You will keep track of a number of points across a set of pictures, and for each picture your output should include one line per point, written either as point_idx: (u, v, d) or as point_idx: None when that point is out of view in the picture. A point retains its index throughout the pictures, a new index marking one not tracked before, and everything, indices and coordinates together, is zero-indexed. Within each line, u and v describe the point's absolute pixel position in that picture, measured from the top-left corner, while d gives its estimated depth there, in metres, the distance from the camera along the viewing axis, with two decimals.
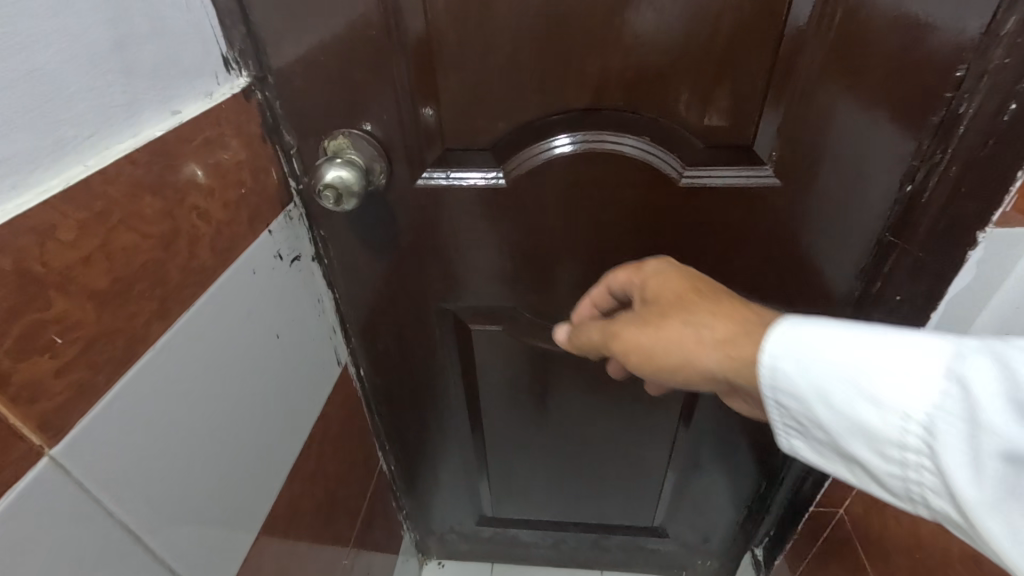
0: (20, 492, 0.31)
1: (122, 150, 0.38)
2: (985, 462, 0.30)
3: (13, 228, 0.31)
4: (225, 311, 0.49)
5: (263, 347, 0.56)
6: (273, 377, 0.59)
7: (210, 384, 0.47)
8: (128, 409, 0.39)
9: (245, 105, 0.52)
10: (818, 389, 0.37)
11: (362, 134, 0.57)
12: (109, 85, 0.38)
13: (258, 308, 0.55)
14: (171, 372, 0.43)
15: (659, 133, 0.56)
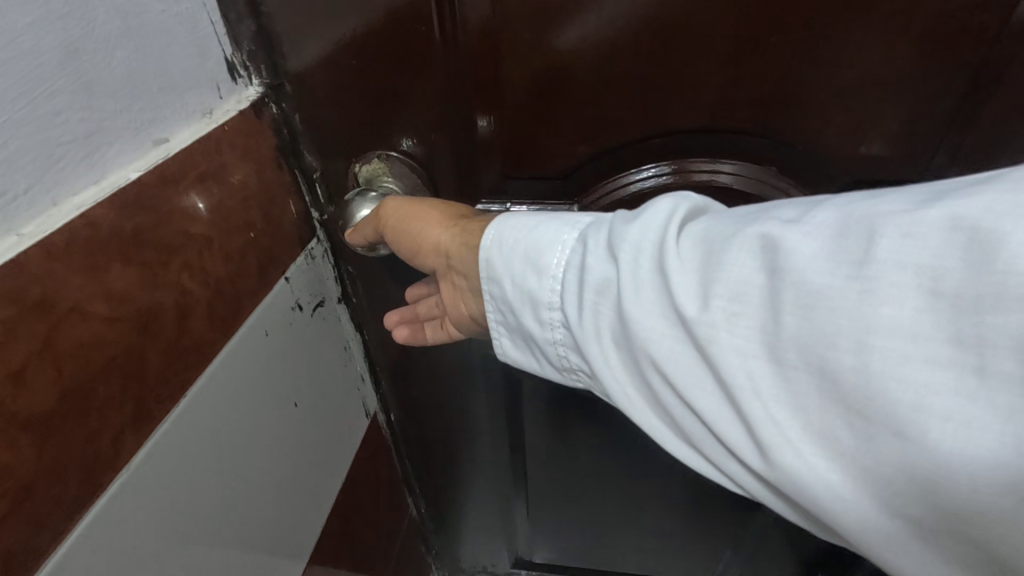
0: None
1: (78, 204, 0.27)
2: (608, 321, 0.33)
3: None
4: (229, 394, 0.38)
5: (277, 422, 0.45)
6: (289, 453, 0.48)
7: (210, 492, 0.37)
8: (90, 563, 0.28)
9: (258, 124, 0.40)
10: (517, 266, 0.37)
11: (403, 160, 0.45)
12: (58, 115, 0.26)
13: (272, 377, 0.44)
14: (152, 493, 0.32)
15: (792, 163, 0.43)
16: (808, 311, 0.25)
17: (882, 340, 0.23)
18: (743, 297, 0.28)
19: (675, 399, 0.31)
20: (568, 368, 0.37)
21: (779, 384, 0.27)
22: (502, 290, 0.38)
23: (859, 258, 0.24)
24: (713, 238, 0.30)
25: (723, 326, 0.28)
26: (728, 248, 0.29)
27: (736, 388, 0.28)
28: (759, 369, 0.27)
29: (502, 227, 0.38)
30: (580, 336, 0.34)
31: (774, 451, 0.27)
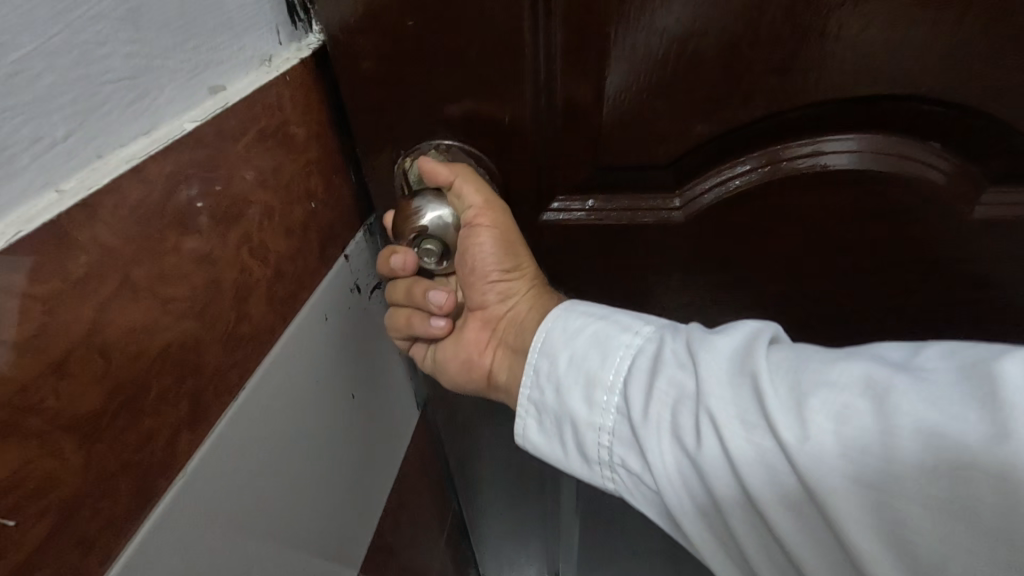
0: None
1: (129, 160, 0.22)
2: (674, 421, 0.28)
3: None
4: (286, 391, 0.33)
5: (331, 424, 0.40)
6: (342, 460, 0.43)
7: (261, 507, 0.32)
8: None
9: (318, 80, 0.35)
10: (576, 343, 0.33)
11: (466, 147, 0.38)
12: (103, 47, 0.21)
13: (327, 373, 0.39)
14: (214, 500, 0.27)
15: (941, 129, 0.37)
16: (917, 435, 0.21)
17: (991, 456, 0.20)
18: (840, 414, 0.23)
19: (738, 512, 0.26)
20: (606, 463, 0.31)
21: (871, 488, 0.22)
22: (555, 368, 0.34)
23: (972, 407, 0.21)
24: (798, 358, 0.26)
25: (821, 437, 0.23)
26: (816, 365, 0.25)
27: (826, 499, 0.22)
28: (852, 476, 0.22)
29: (571, 315, 0.35)
30: (638, 413, 0.29)
31: (859, 549, 0.22)
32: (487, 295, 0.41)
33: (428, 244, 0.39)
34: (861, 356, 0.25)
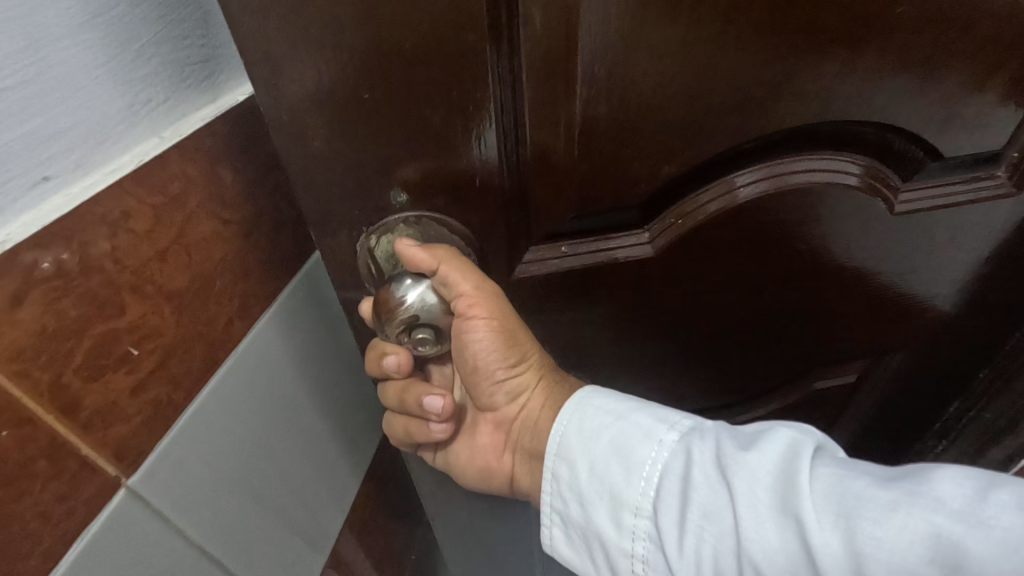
0: (97, 530, 0.26)
1: (201, 120, 0.32)
2: (709, 552, 0.30)
3: (79, 217, 0.25)
4: (303, 343, 0.40)
5: (344, 393, 0.47)
6: (356, 431, 0.49)
7: (278, 447, 0.38)
8: (179, 472, 0.30)
9: None
10: (595, 453, 0.36)
11: (434, 224, 0.37)
12: (186, 40, 0.31)
13: (342, 345, 0.46)
14: (243, 403, 0.35)
15: (870, 145, 0.43)
16: None
17: None
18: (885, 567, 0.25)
19: None
20: None
21: None
22: (575, 478, 0.36)
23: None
24: (840, 484, 0.27)
25: None
26: (858, 503, 0.26)
27: None
28: None
29: (585, 409, 0.38)
30: (670, 541, 0.31)
31: None
32: (496, 393, 0.43)
33: (419, 333, 0.37)
34: (904, 486, 0.26)
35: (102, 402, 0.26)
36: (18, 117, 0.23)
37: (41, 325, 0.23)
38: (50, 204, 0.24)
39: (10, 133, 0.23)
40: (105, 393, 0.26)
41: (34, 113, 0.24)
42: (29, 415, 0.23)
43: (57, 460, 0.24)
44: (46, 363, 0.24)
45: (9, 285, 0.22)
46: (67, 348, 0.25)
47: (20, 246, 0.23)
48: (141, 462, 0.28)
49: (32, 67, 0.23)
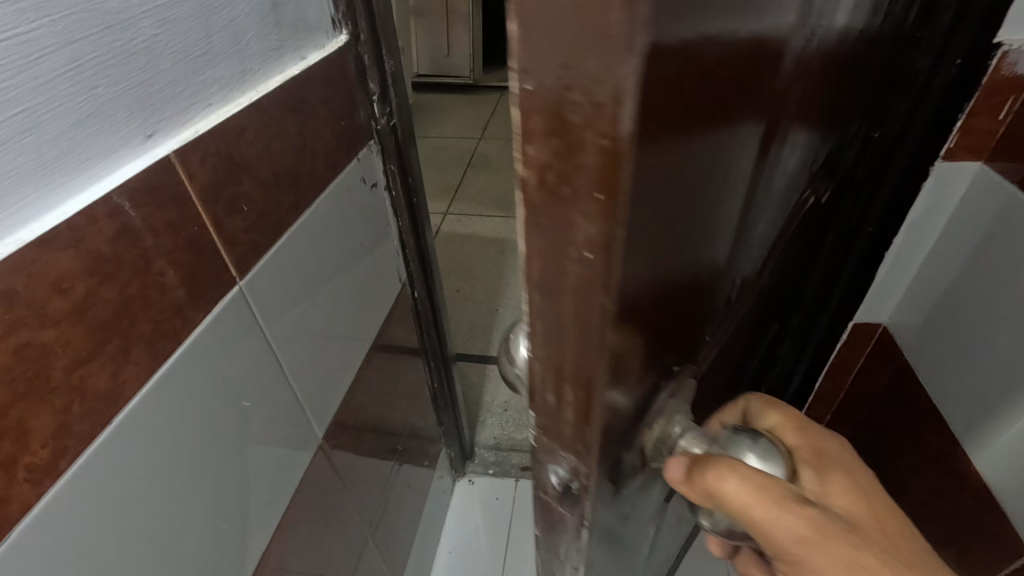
0: (227, 301, 0.48)
1: (276, 83, 0.54)
2: None
3: (224, 124, 0.46)
4: (322, 233, 0.65)
5: (336, 282, 0.70)
6: (339, 314, 0.72)
7: (304, 295, 0.62)
8: (265, 281, 0.53)
9: (345, 57, 0.67)
10: None
11: (681, 400, 0.41)
12: (269, 34, 0.52)
13: (340, 246, 0.70)
14: (293, 257, 0.58)
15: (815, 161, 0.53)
16: None
17: None
18: None
19: None
20: None
21: None
22: None
23: None
24: None
25: None
26: None
27: None
28: None
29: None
30: None
31: None
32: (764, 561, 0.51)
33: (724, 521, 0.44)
34: None
35: (231, 229, 0.47)
36: (202, 69, 0.44)
37: (209, 177, 0.45)
38: (212, 117, 0.45)
39: (200, 77, 0.44)
40: (233, 225, 0.48)
41: (208, 68, 0.45)
42: (204, 223, 0.44)
43: (213, 253, 0.45)
44: (211, 198, 0.45)
45: (199, 152, 0.43)
46: (218, 193, 0.46)
47: (202, 134, 0.44)
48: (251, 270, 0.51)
49: (209, 43, 0.44)
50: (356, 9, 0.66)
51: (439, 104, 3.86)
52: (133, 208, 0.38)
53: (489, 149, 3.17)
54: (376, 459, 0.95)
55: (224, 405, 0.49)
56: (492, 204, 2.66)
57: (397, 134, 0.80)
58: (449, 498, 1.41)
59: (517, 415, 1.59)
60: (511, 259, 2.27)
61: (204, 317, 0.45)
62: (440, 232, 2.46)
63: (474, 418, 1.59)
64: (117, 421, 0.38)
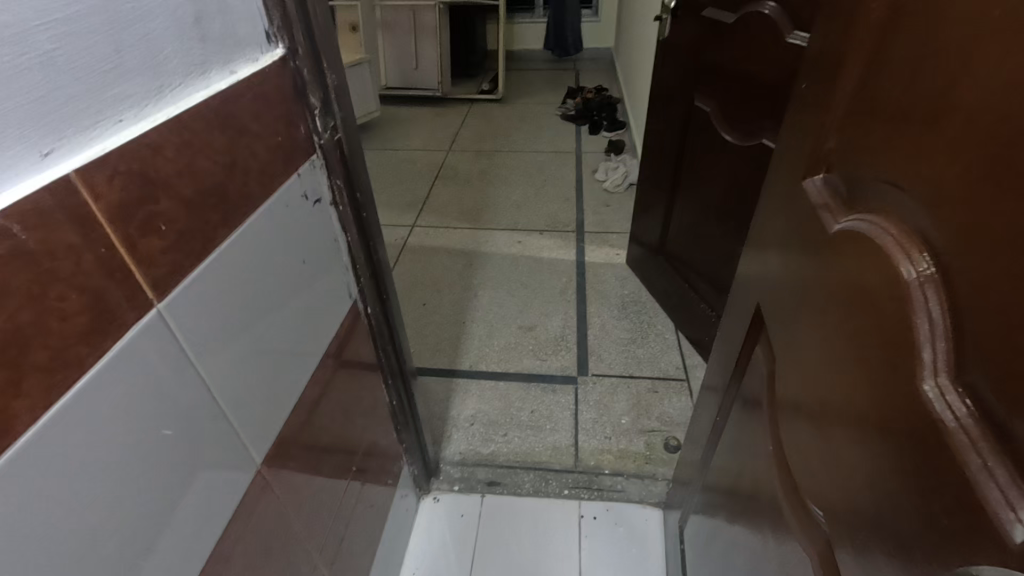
0: (142, 326, 0.46)
1: (199, 99, 0.52)
2: None
3: (138, 142, 0.44)
4: (262, 251, 0.64)
5: (279, 301, 0.69)
6: (283, 334, 0.70)
7: (239, 316, 0.60)
8: (190, 303, 0.51)
9: (282, 71, 0.65)
10: None
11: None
12: (192, 49, 0.51)
13: (282, 264, 0.69)
14: (222, 278, 0.56)
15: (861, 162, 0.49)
16: None
17: None
18: None
19: None
20: None
21: None
22: None
23: None
24: None
25: None
26: None
27: None
28: None
29: None
30: None
31: None
32: None
33: None
34: None
35: (147, 250, 0.45)
36: (110, 84, 0.42)
37: (119, 196, 0.43)
38: (122, 134, 0.44)
39: (107, 93, 0.42)
40: (149, 245, 0.46)
41: (117, 83, 0.43)
42: (113, 245, 0.42)
43: (124, 276, 0.43)
44: (120, 219, 0.43)
45: (107, 170, 0.42)
46: (130, 213, 0.44)
47: (111, 151, 0.42)
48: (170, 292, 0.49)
49: (120, 57, 0.43)
50: (292, 25, 0.66)
51: (407, 117, 3.85)
52: (25, 231, 0.36)
53: (458, 161, 3.18)
54: (333, 479, 0.93)
55: (143, 437, 0.47)
56: (459, 216, 2.66)
57: (342, 149, 0.79)
58: (415, 517, 1.38)
59: (484, 430, 1.58)
60: (478, 271, 2.26)
61: (114, 344, 0.43)
62: (408, 246, 2.44)
63: (440, 434, 1.57)
64: (3, 461, 0.35)
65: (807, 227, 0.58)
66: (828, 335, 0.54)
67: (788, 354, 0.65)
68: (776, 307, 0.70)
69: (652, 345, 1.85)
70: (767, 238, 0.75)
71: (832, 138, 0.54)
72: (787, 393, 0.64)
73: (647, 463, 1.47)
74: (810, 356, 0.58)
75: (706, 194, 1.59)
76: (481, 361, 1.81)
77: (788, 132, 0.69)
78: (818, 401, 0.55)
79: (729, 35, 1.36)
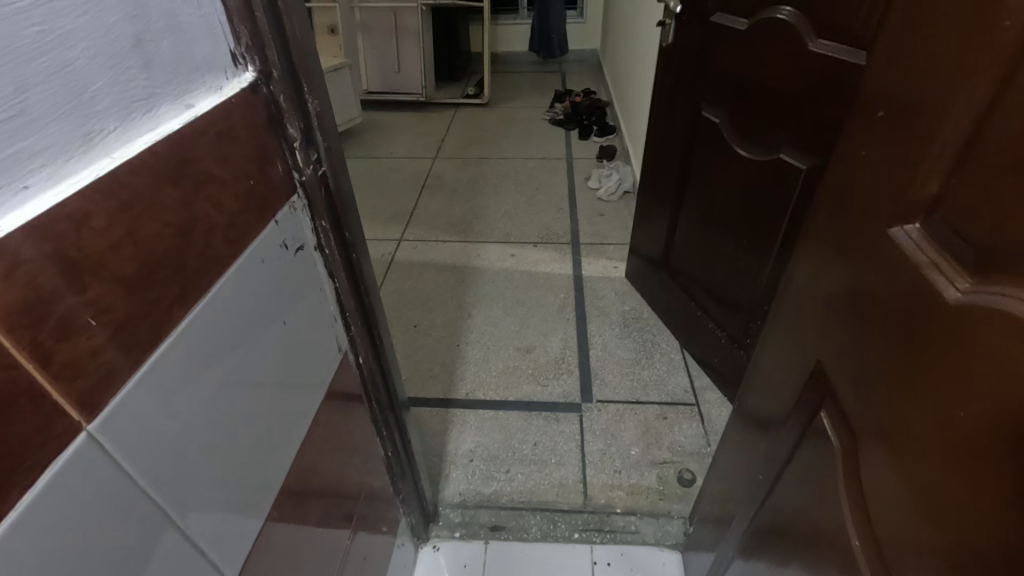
0: (64, 462, 0.34)
1: (143, 144, 0.40)
2: None
3: (54, 214, 0.33)
4: (229, 321, 0.52)
5: (252, 375, 0.57)
6: (256, 414, 0.59)
7: (198, 407, 0.48)
8: (133, 414, 0.40)
9: (253, 99, 0.54)
10: None
11: None
12: (132, 80, 0.39)
13: (254, 331, 0.57)
14: (177, 370, 0.45)
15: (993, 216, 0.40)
16: None
17: None
18: None
19: None
20: None
21: None
22: None
23: None
24: None
25: None
26: None
27: None
28: None
29: None
30: None
31: None
32: None
33: None
34: None
35: (68, 358, 0.34)
36: (9, 140, 0.31)
37: (24, 293, 0.31)
38: (30, 205, 0.32)
39: (4, 152, 0.30)
40: (73, 350, 0.34)
41: (21, 137, 0.31)
42: (14, 362, 0.31)
43: (33, 400, 0.32)
44: (27, 324, 0.31)
45: (4, 261, 0.30)
46: (42, 314, 0.32)
47: (9, 234, 0.30)
48: (102, 409, 0.37)
49: (22, 101, 0.31)
50: (265, 43, 0.54)
51: (390, 122, 3.72)
52: None
53: (445, 169, 3.06)
54: (322, 554, 0.81)
55: None
56: (449, 228, 2.54)
57: (326, 184, 0.68)
58: (413, 569, 1.26)
59: (484, 466, 1.47)
60: (471, 288, 2.15)
61: (18, 500, 0.32)
62: (395, 261, 2.32)
63: (437, 472, 1.45)
64: None
65: (900, 284, 0.50)
66: (947, 425, 0.44)
67: (874, 430, 0.55)
68: (852, 368, 0.60)
69: (658, 366, 1.76)
70: (827, 283, 0.65)
71: (934, 181, 0.46)
72: (880, 476, 0.54)
73: (660, 500, 1.37)
74: (912, 440, 0.49)
75: (715, 209, 1.51)
76: (478, 390, 1.70)
77: (848, 162, 0.60)
78: (933, 500, 0.46)
79: (739, 42, 1.27)
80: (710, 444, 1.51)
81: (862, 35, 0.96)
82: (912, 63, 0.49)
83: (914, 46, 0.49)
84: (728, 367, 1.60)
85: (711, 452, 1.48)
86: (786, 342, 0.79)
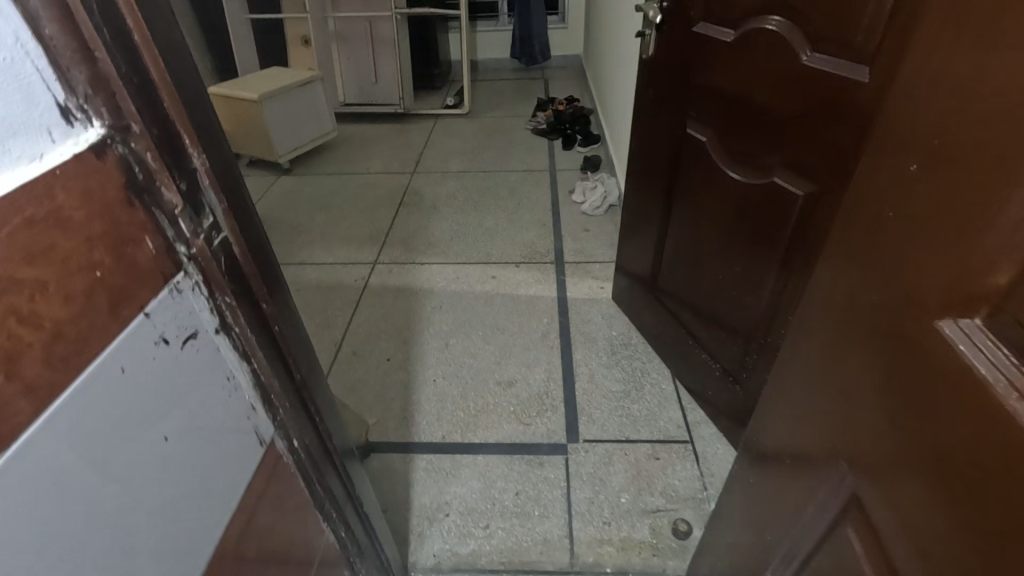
0: None
1: None
2: None
3: None
4: (64, 465, 0.39)
5: (114, 518, 0.44)
6: (124, 562, 0.46)
7: None
8: None
9: (101, 164, 0.41)
10: None
11: None
12: None
13: (119, 460, 0.44)
14: None
15: None
16: None
17: None
18: None
19: None
20: None
21: None
22: None
23: None
24: None
25: None
26: None
27: None
28: None
29: None
30: None
31: None
32: None
33: None
34: None
35: None
36: None
37: None
38: None
39: None
40: None
41: None
42: None
43: None
44: None
45: None
46: None
47: None
48: None
49: None
50: (114, 91, 0.42)
51: (367, 135, 3.59)
52: None
53: (423, 185, 2.93)
54: None
55: None
56: (426, 248, 2.41)
57: (228, 251, 0.55)
58: None
59: (460, 522, 1.34)
60: (449, 314, 2.02)
61: None
62: (369, 287, 2.19)
63: (408, 532, 1.32)
64: None
65: (964, 392, 0.39)
66: None
67: (922, 556, 0.45)
68: (882, 472, 0.49)
69: (648, 399, 1.64)
70: (845, 358, 0.54)
71: (1003, 271, 0.35)
72: None
73: (654, 556, 1.25)
74: None
75: (705, 233, 1.40)
76: (455, 432, 1.57)
77: (867, 217, 0.48)
78: None
79: (726, 55, 1.16)
80: (706, 488, 1.39)
81: (862, 49, 0.85)
82: (963, 104, 0.37)
83: (965, 86, 0.37)
84: (723, 401, 1.48)
85: (707, 497, 1.37)
86: (790, 413, 0.67)
